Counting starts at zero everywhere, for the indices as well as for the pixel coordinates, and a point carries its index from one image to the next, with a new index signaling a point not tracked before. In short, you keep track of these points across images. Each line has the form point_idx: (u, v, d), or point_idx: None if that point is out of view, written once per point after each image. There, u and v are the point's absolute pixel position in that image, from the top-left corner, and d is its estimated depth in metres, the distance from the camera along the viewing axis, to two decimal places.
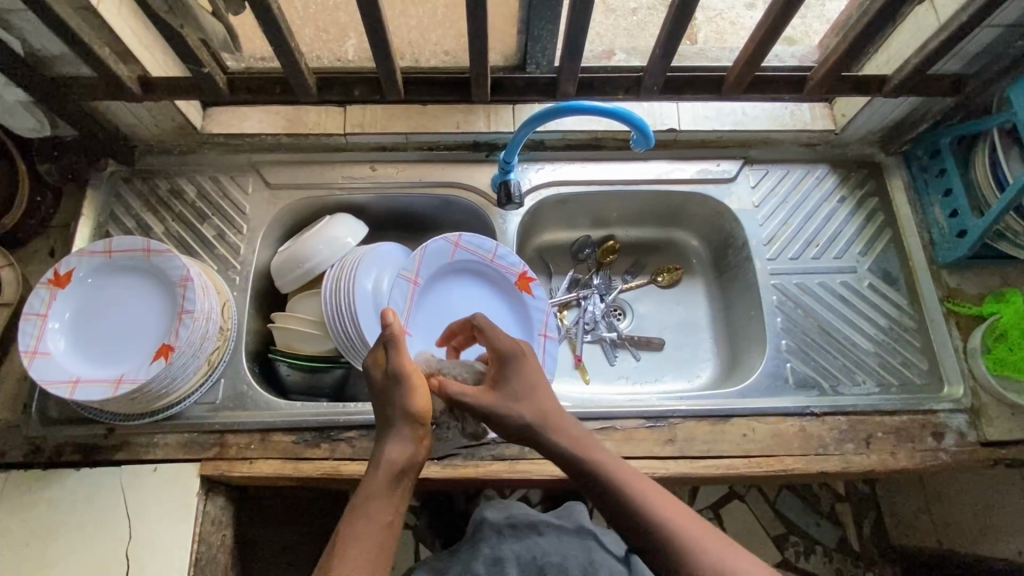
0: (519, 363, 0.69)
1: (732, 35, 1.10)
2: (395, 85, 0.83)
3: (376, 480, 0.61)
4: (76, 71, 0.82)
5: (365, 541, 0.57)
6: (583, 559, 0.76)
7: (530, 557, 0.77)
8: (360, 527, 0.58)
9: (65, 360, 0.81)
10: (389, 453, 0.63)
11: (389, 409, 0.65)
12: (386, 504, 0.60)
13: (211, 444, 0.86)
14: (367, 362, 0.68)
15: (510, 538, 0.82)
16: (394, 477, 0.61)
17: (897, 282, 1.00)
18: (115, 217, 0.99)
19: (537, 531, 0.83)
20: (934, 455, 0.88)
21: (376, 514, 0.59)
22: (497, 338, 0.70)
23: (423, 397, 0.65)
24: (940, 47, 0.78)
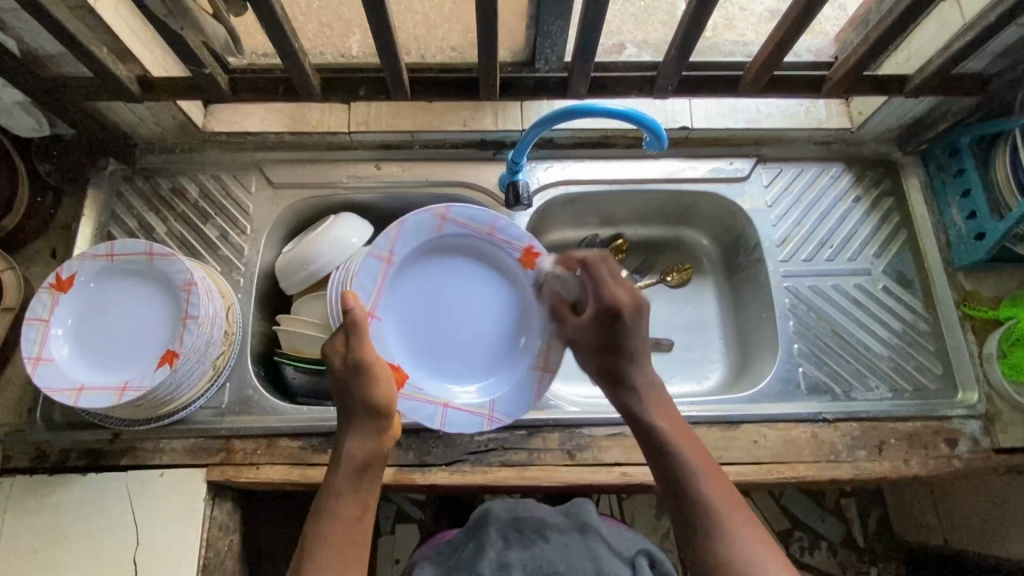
0: (620, 321, 0.77)
1: (746, 28, 1.07)
2: (402, 85, 0.81)
3: (341, 475, 0.69)
4: (74, 70, 0.80)
5: (338, 526, 0.66)
6: (591, 565, 0.80)
7: (538, 565, 0.81)
8: (328, 525, 0.66)
9: (69, 367, 0.80)
10: (351, 447, 0.70)
11: (350, 400, 0.72)
12: (352, 498, 0.68)
13: (218, 449, 0.86)
14: (326, 351, 0.74)
15: (517, 541, 0.85)
16: (359, 469, 0.70)
17: (912, 285, 0.98)
18: (116, 217, 0.97)
19: (541, 536, 0.85)
20: (947, 462, 0.87)
21: (342, 511, 0.67)
22: (610, 296, 0.78)
23: (384, 389, 0.72)
24: (966, 47, 0.76)
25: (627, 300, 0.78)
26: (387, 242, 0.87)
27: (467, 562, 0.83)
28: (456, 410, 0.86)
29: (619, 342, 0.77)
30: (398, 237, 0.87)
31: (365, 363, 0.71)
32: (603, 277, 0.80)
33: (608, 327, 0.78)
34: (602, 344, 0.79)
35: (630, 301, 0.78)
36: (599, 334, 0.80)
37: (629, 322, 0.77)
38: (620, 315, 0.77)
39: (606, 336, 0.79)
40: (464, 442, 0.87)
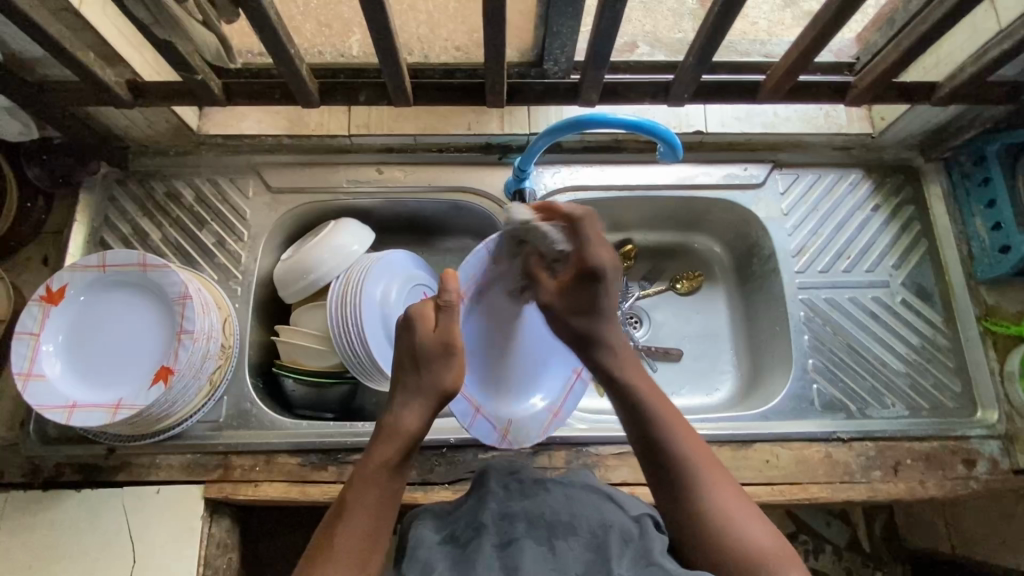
0: (598, 285, 0.72)
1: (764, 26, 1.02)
2: (404, 90, 0.77)
3: (387, 446, 0.64)
4: (60, 74, 0.77)
5: (371, 503, 0.61)
6: (596, 520, 0.58)
7: (537, 515, 0.59)
8: (367, 493, 0.61)
9: (62, 383, 0.77)
10: (406, 421, 0.65)
11: (421, 376, 0.67)
12: (392, 477, 0.63)
13: (215, 465, 0.84)
14: (412, 317, 0.69)
15: (518, 489, 0.62)
16: (408, 448, 0.64)
17: (932, 298, 0.95)
18: (109, 223, 0.94)
19: (546, 486, 0.63)
20: (965, 483, 0.85)
21: (382, 484, 0.62)
22: (593, 256, 0.71)
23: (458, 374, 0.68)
24: (1003, 56, 0.71)
25: (608, 259, 0.71)
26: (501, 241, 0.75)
27: (460, 514, 0.61)
28: (485, 420, 0.79)
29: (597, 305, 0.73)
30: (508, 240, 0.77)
31: (453, 342, 0.67)
32: (588, 239, 0.71)
33: (585, 286, 0.72)
34: (574, 306, 0.73)
35: (609, 263, 0.71)
36: (569, 293, 0.73)
37: (608, 280, 0.72)
38: (599, 275, 0.71)
39: (580, 297, 0.73)
40: (468, 460, 0.85)
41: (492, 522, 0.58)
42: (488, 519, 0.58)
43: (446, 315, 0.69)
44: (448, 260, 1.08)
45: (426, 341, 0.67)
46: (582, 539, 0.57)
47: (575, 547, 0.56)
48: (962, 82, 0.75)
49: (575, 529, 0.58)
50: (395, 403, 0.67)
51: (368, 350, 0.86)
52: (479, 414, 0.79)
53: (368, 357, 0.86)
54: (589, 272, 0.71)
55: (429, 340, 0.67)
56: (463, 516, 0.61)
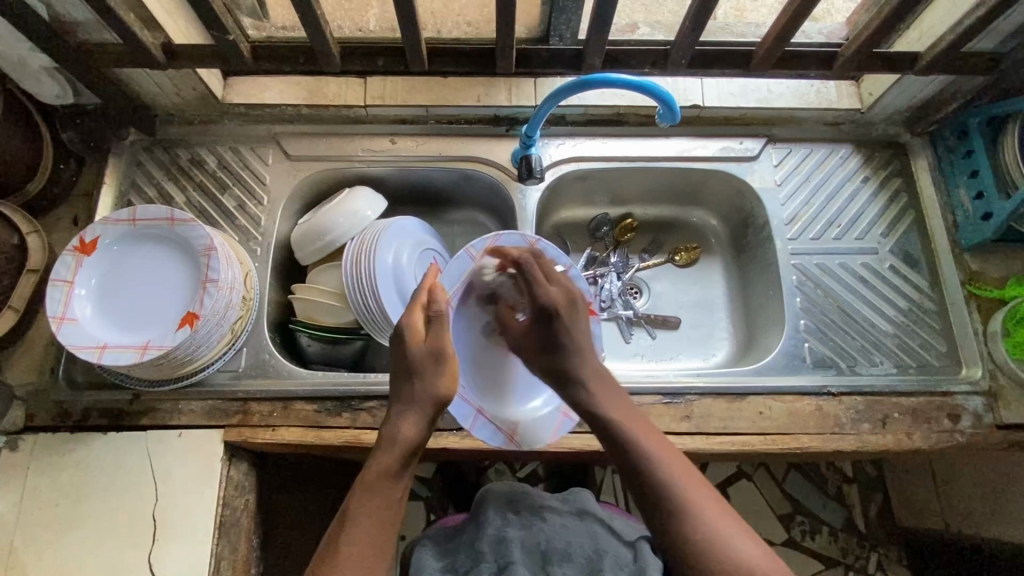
0: (556, 322, 0.76)
1: (752, 11, 1.08)
2: (419, 55, 0.82)
3: (391, 456, 0.65)
4: (101, 36, 0.82)
5: (375, 510, 0.63)
6: (588, 546, 0.81)
7: (535, 543, 0.81)
8: (371, 502, 0.63)
9: (92, 327, 0.82)
10: (408, 430, 0.67)
11: (414, 386, 0.69)
12: (394, 483, 0.65)
13: (235, 411, 0.88)
14: (403, 327, 0.72)
15: (517, 521, 0.84)
16: (409, 456, 0.66)
17: (918, 264, 0.99)
18: (137, 186, 0.99)
19: (542, 518, 0.85)
20: (950, 436, 0.89)
21: (387, 491, 0.64)
22: (544, 295, 0.77)
23: (450, 383, 0.70)
24: (977, 23, 0.77)
25: (555, 298, 0.78)
26: (484, 243, 0.82)
27: (465, 544, 0.82)
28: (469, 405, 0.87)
29: (558, 340, 0.75)
30: (491, 246, 0.82)
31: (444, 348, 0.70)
32: (535, 271, 0.79)
33: (543, 327, 0.77)
34: (545, 344, 0.76)
35: (557, 296, 0.78)
36: (540, 341, 0.77)
37: (563, 321, 0.76)
38: (553, 317, 0.76)
39: (546, 337, 0.76)
40: None
41: (493, 547, 0.80)
42: (488, 547, 0.80)
43: (435, 324, 0.72)
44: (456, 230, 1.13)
45: (416, 352, 0.70)
46: (575, 563, 0.78)
47: (570, 567, 0.78)
48: (941, 50, 0.81)
49: (570, 554, 0.80)
50: (393, 414, 0.69)
51: (381, 306, 0.90)
52: (480, 414, 0.82)
53: (380, 314, 0.91)
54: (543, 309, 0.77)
55: (422, 350, 0.70)
56: (466, 547, 0.82)
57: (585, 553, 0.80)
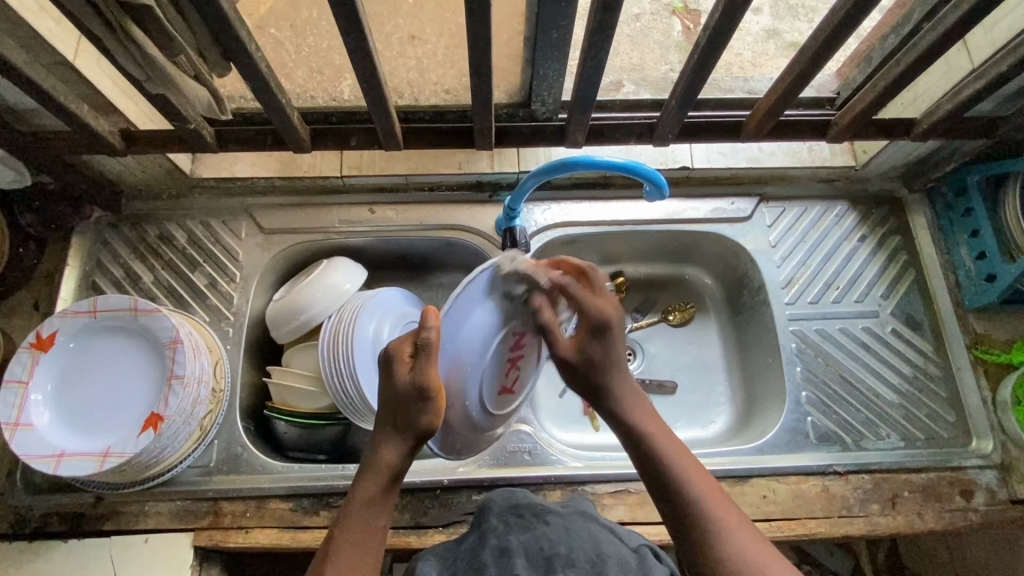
0: (609, 338, 0.68)
1: (739, 40, 1.07)
2: (393, 135, 0.79)
3: (372, 481, 0.63)
4: (54, 122, 0.77)
5: (361, 543, 0.61)
6: (592, 549, 0.61)
7: (537, 548, 0.61)
8: (353, 533, 0.61)
9: (49, 431, 0.76)
10: (386, 456, 0.63)
11: (401, 415, 0.63)
12: (378, 510, 0.62)
13: (205, 512, 0.83)
14: (393, 353, 0.63)
15: (517, 525, 0.65)
16: (392, 483, 0.63)
17: (922, 327, 0.95)
18: (101, 266, 0.94)
19: (544, 518, 0.65)
20: (963, 515, 0.85)
21: (370, 521, 0.62)
22: (600, 312, 0.67)
23: (437, 419, 0.62)
24: (977, 94, 0.73)
25: (614, 314, 0.68)
26: (393, 316, 0.93)
27: (465, 552, 0.63)
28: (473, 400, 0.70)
29: (607, 357, 0.68)
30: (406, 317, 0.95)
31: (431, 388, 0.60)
32: (585, 292, 0.68)
33: (596, 342, 0.68)
34: (594, 361, 0.68)
35: (614, 315, 0.68)
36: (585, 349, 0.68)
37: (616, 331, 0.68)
38: (609, 329, 0.68)
39: (592, 352, 0.68)
40: (462, 502, 0.83)
41: (495, 558, 0.60)
42: (490, 557, 0.60)
43: (422, 357, 0.61)
44: (439, 295, 1.08)
45: (402, 385, 0.61)
46: (580, 568, 0.58)
47: None
48: (940, 117, 0.78)
49: (574, 559, 0.59)
50: (376, 434, 0.65)
51: (359, 392, 0.84)
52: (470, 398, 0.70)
53: (360, 399, 0.85)
54: (598, 325, 0.68)
55: (405, 386, 0.61)
56: (467, 555, 0.63)
57: (589, 559, 0.59)
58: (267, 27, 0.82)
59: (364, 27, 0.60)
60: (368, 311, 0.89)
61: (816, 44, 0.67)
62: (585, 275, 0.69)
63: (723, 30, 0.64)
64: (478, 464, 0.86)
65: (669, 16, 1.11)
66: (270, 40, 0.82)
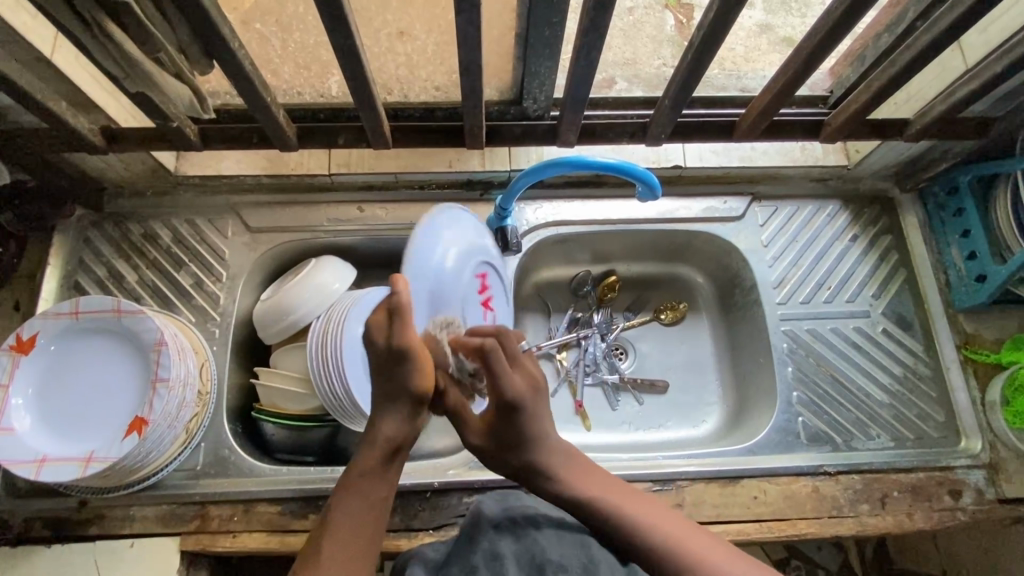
0: (523, 421, 0.65)
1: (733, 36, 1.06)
2: (382, 133, 0.78)
3: (370, 453, 0.58)
4: (31, 119, 0.75)
5: (359, 512, 0.57)
6: (584, 556, 0.59)
7: (529, 555, 0.59)
8: (353, 505, 0.57)
9: (30, 436, 0.75)
10: (383, 428, 0.59)
11: (388, 381, 0.57)
12: (378, 482, 0.58)
13: (191, 516, 0.82)
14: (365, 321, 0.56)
15: (509, 530, 0.62)
16: (390, 454, 0.59)
17: (912, 327, 0.95)
18: (84, 265, 0.92)
19: (536, 524, 0.63)
20: (952, 515, 0.85)
21: (369, 492, 0.58)
22: (509, 389, 0.64)
23: (426, 379, 0.57)
24: (970, 96, 0.73)
25: (529, 394, 0.65)
26: None
27: (455, 556, 0.62)
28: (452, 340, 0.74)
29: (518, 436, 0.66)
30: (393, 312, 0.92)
31: (412, 349, 0.55)
32: (495, 370, 0.63)
33: (505, 421, 0.66)
34: (502, 440, 0.67)
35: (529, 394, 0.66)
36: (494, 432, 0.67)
37: (530, 412, 0.66)
38: (519, 408, 0.64)
39: (504, 435, 0.66)
40: (453, 504, 0.83)
41: (486, 565, 0.59)
42: (481, 561, 0.59)
43: (396, 323, 0.54)
44: None
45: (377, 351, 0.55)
46: None
47: None
48: (933, 118, 0.77)
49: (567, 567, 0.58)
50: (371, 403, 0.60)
51: (347, 393, 0.83)
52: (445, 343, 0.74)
53: (349, 401, 0.84)
54: (507, 405, 0.64)
55: (383, 352, 0.55)
56: (458, 559, 0.61)
57: (581, 567, 0.58)
58: (251, 22, 0.79)
59: (351, 25, 0.58)
60: (357, 312, 0.87)
61: (810, 44, 0.66)
62: (502, 340, 0.66)
63: (719, 28, 0.63)
64: (469, 466, 0.85)
65: (662, 10, 1.09)
66: (254, 34, 0.79)
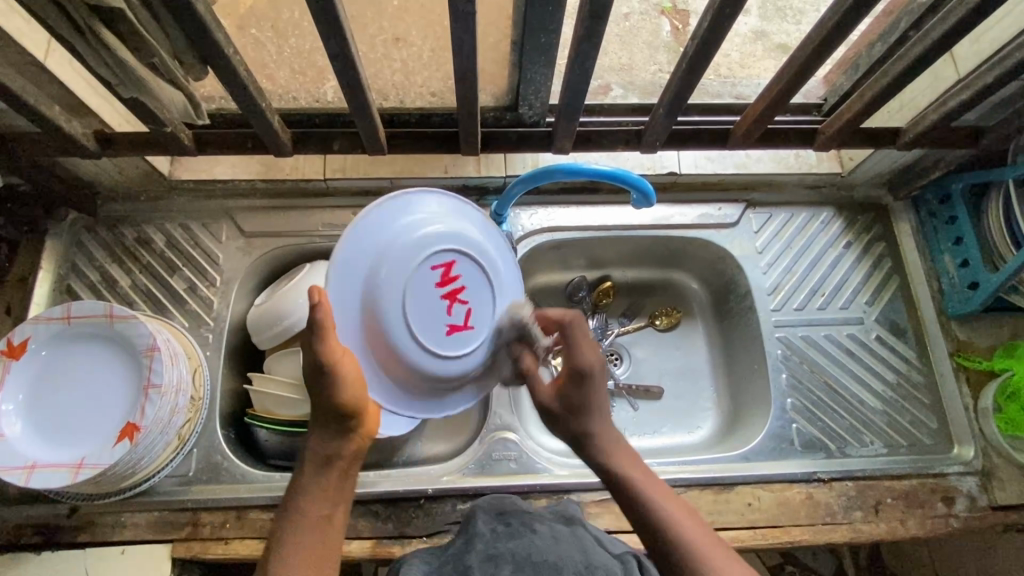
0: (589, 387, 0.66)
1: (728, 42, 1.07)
2: (377, 139, 0.78)
3: (304, 473, 0.61)
4: (23, 123, 0.74)
5: (302, 528, 0.58)
6: (580, 559, 0.60)
7: (523, 554, 0.60)
8: (294, 521, 0.58)
9: (20, 442, 0.74)
10: (314, 444, 0.61)
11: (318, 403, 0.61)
12: (319, 495, 0.60)
13: (183, 523, 0.81)
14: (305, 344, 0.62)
15: (506, 532, 0.64)
16: (328, 462, 0.61)
17: (905, 334, 0.96)
18: (77, 269, 0.92)
19: (532, 526, 0.64)
20: (945, 522, 0.85)
21: (310, 508, 0.59)
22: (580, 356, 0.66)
23: (349, 391, 0.60)
24: (962, 106, 0.73)
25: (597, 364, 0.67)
26: None
27: (451, 557, 0.62)
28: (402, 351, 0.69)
29: (583, 403, 0.67)
30: None
31: (328, 363, 0.59)
32: (570, 339, 0.68)
33: (574, 385, 0.67)
34: (569, 403, 0.67)
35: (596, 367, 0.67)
36: (562, 392, 0.68)
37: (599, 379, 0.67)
38: (587, 375, 0.66)
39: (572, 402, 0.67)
40: (447, 511, 0.83)
41: (481, 563, 0.60)
42: (476, 560, 0.60)
43: (314, 336, 0.58)
44: None
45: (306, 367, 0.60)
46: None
47: None
48: (926, 127, 0.78)
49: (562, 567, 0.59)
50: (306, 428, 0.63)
51: None
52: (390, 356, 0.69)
53: None
54: (578, 372, 0.66)
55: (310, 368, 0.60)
56: (453, 559, 0.61)
57: (576, 568, 0.59)
58: (247, 27, 0.82)
59: (347, 32, 0.58)
60: None
61: (803, 53, 0.67)
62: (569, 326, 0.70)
63: (713, 38, 0.63)
64: (463, 473, 0.85)
65: (658, 16, 1.10)
66: (250, 39, 0.82)
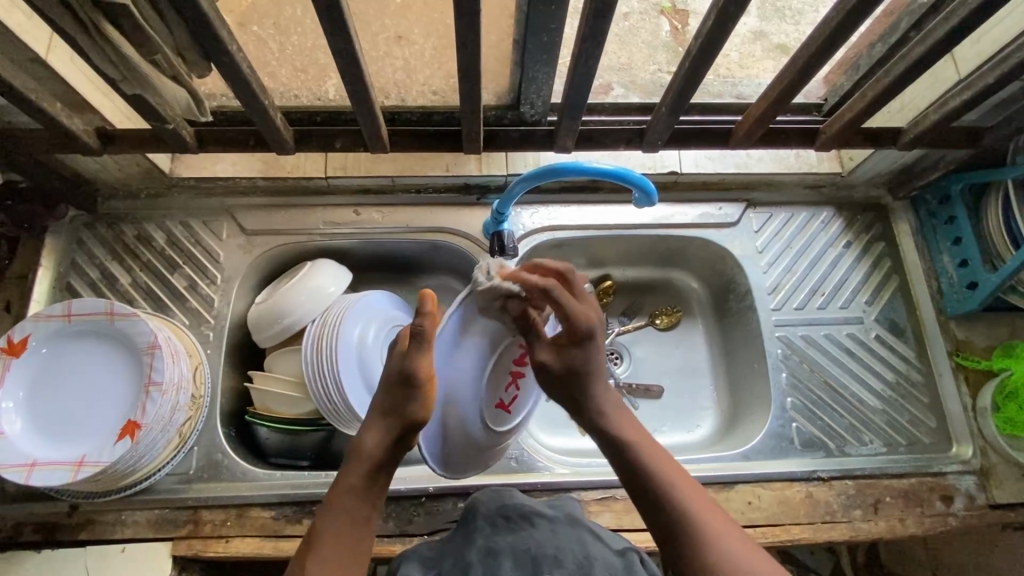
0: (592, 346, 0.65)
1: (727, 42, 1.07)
2: (379, 137, 0.78)
3: (353, 470, 0.59)
4: (24, 119, 0.74)
5: (341, 529, 0.56)
6: (579, 552, 0.60)
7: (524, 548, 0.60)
8: (335, 522, 0.56)
9: (20, 440, 0.74)
10: (367, 441, 0.60)
11: (386, 399, 0.60)
12: (361, 498, 0.58)
13: (184, 521, 0.81)
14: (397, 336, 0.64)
15: (506, 527, 0.64)
16: (377, 469, 0.59)
17: (905, 333, 0.96)
18: (77, 267, 0.92)
19: (533, 521, 0.64)
20: (943, 520, 0.86)
21: (352, 509, 0.57)
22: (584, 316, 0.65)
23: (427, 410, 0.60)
24: (962, 106, 0.73)
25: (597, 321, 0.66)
26: (374, 324, 0.90)
27: (451, 551, 0.62)
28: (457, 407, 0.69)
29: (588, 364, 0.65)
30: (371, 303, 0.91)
31: (416, 373, 0.59)
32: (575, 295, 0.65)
33: (580, 347, 0.65)
34: (575, 367, 0.65)
35: (596, 322, 0.66)
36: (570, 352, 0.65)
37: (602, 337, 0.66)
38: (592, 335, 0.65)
39: (575, 358, 0.65)
40: (448, 509, 0.83)
41: (482, 559, 0.60)
42: (476, 557, 0.60)
43: (416, 343, 0.59)
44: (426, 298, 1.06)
45: (391, 367, 0.61)
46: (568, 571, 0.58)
47: None
48: (926, 127, 0.78)
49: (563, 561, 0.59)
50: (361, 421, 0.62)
51: (344, 399, 0.83)
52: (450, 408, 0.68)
53: (345, 406, 0.83)
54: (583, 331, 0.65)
55: (395, 369, 0.61)
56: (452, 554, 0.61)
57: (576, 562, 0.59)
58: (248, 24, 0.83)
59: (351, 30, 0.58)
60: (349, 319, 0.87)
61: (805, 53, 0.67)
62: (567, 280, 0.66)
63: (716, 38, 0.63)
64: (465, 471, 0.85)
65: (658, 15, 1.10)
66: (252, 36, 0.82)
